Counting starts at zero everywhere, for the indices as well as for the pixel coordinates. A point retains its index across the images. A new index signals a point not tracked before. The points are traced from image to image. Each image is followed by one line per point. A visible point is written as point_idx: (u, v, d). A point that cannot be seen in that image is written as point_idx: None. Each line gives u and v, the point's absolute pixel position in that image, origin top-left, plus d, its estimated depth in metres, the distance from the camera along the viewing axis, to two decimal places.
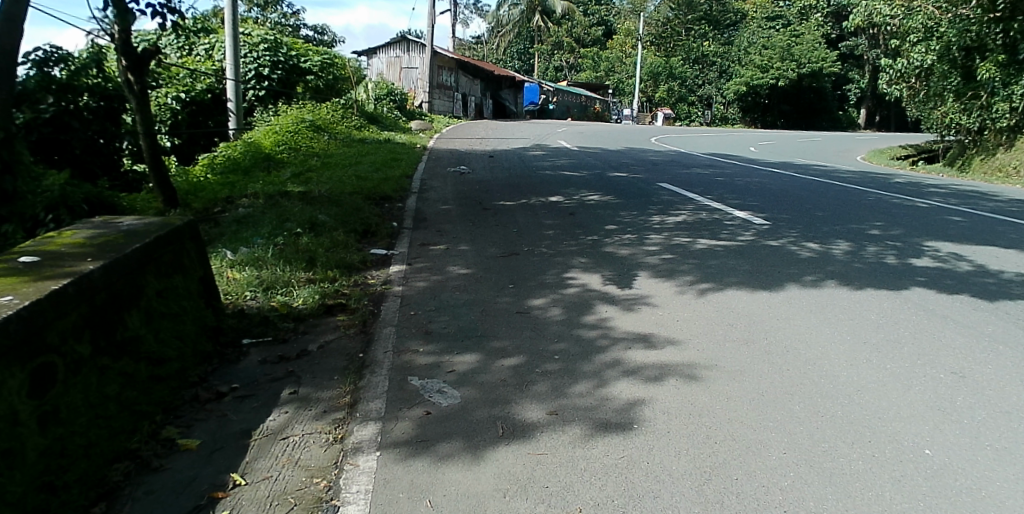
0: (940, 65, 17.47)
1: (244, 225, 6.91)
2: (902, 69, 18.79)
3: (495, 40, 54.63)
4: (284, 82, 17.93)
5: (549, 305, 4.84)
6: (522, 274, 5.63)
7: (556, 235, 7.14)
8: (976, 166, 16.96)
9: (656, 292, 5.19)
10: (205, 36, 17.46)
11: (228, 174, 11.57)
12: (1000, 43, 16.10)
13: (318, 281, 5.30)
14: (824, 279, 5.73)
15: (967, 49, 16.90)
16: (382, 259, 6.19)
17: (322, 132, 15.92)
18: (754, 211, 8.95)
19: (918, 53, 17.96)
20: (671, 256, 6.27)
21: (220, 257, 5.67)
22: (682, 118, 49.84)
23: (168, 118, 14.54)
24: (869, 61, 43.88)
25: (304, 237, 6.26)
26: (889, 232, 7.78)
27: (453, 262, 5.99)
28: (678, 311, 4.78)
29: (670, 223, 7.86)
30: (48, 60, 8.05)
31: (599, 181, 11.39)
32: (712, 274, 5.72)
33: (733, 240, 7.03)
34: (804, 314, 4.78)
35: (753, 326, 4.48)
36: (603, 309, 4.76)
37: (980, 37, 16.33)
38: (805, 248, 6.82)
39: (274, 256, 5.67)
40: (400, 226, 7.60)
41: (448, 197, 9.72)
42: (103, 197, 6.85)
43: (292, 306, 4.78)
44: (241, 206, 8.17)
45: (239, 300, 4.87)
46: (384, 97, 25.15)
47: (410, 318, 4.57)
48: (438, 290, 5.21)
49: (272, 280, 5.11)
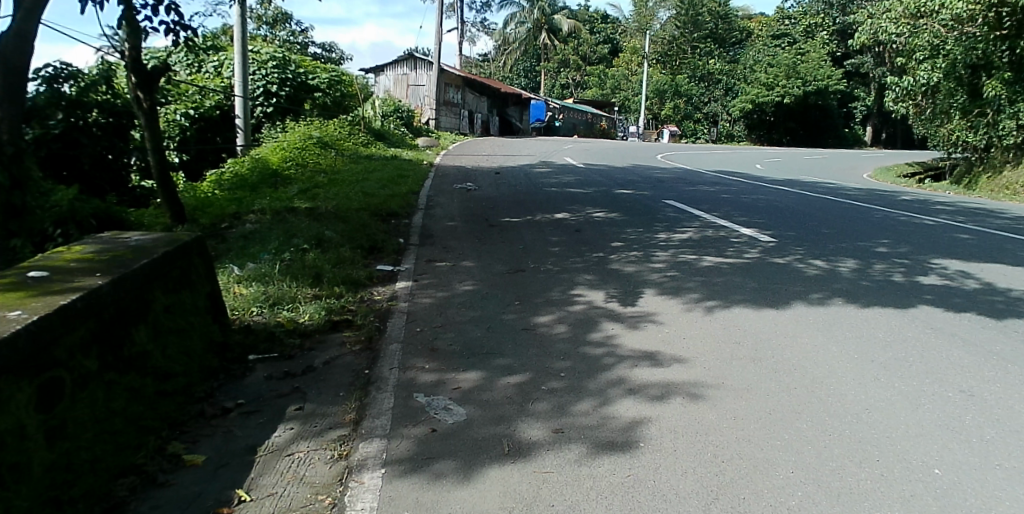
0: (946, 82, 17.56)
1: (251, 241, 6.97)
2: (907, 87, 18.71)
3: (501, 59, 55.06)
4: (291, 99, 18.09)
5: (555, 322, 4.83)
6: (529, 290, 5.63)
7: (562, 252, 7.14)
8: (982, 184, 17.05)
9: (662, 310, 5.18)
10: (214, 54, 17.76)
11: (235, 190, 11.68)
12: (1006, 60, 16.26)
13: (324, 297, 5.31)
14: (830, 296, 5.71)
15: (972, 67, 17.07)
16: (388, 276, 6.20)
17: (329, 148, 16.05)
18: (760, 228, 8.95)
19: (925, 71, 17.94)
20: (675, 274, 6.27)
21: (227, 273, 5.72)
22: (688, 135, 50.03)
23: (178, 134, 14.75)
24: (874, 78, 44.29)
25: (311, 254, 6.30)
26: (896, 250, 7.78)
27: (459, 279, 6.00)
28: (684, 329, 4.77)
29: (675, 240, 7.86)
30: (58, 77, 8.37)
31: (605, 198, 11.40)
32: (718, 292, 5.70)
33: (739, 258, 7.03)
34: (810, 332, 4.78)
35: (761, 343, 4.49)
36: (609, 326, 4.76)
37: (985, 54, 16.52)
38: (811, 266, 6.83)
39: (280, 272, 5.71)
40: (406, 242, 7.64)
41: (454, 213, 9.76)
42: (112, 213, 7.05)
43: (298, 322, 4.79)
44: (248, 222, 8.21)
45: (245, 315, 4.89)
46: (391, 114, 25.33)
47: (416, 335, 4.57)
48: (444, 306, 5.21)
49: (279, 296, 5.14)
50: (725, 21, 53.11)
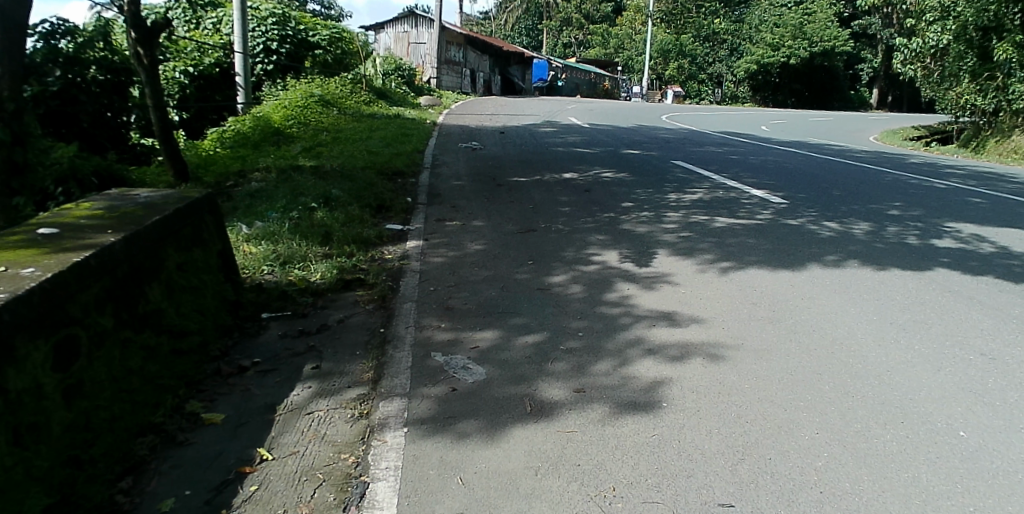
0: (956, 44, 17.40)
1: (257, 200, 6.95)
2: (917, 49, 18.81)
3: (503, 17, 54.21)
4: (292, 56, 17.83)
5: (569, 282, 4.77)
6: (541, 250, 5.55)
7: (572, 212, 7.05)
8: (989, 148, 16.94)
9: (677, 271, 5.12)
10: (213, 10, 17.46)
11: (238, 148, 11.61)
12: (1018, 24, 16.03)
13: (335, 256, 5.25)
14: (846, 258, 5.65)
15: (984, 30, 16.82)
16: (398, 235, 6.11)
17: (331, 106, 15.84)
18: (770, 189, 8.85)
19: (935, 33, 17.97)
20: (688, 234, 6.19)
21: (236, 231, 5.66)
22: (691, 97, 49.41)
23: (177, 92, 14.61)
24: (881, 40, 43.63)
25: (319, 213, 6.25)
26: (909, 213, 7.71)
27: (470, 238, 5.92)
28: (700, 289, 4.72)
29: (686, 201, 7.77)
30: (56, 33, 8.13)
31: (613, 159, 11.27)
32: (733, 253, 5.63)
33: (751, 219, 6.96)
34: (827, 294, 4.73)
35: (779, 304, 4.44)
36: (624, 287, 4.70)
37: (997, 17, 16.27)
38: (824, 227, 6.75)
39: (289, 231, 5.66)
40: (414, 201, 7.56)
41: (461, 172, 9.66)
42: (112, 170, 6.93)
43: (309, 281, 4.74)
44: (253, 180, 8.10)
45: (257, 273, 4.85)
46: (392, 72, 24.95)
47: (430, 294, 4.51)
48: (457, 265, 5.15)
49: (289, 255, 5.08)
50: None
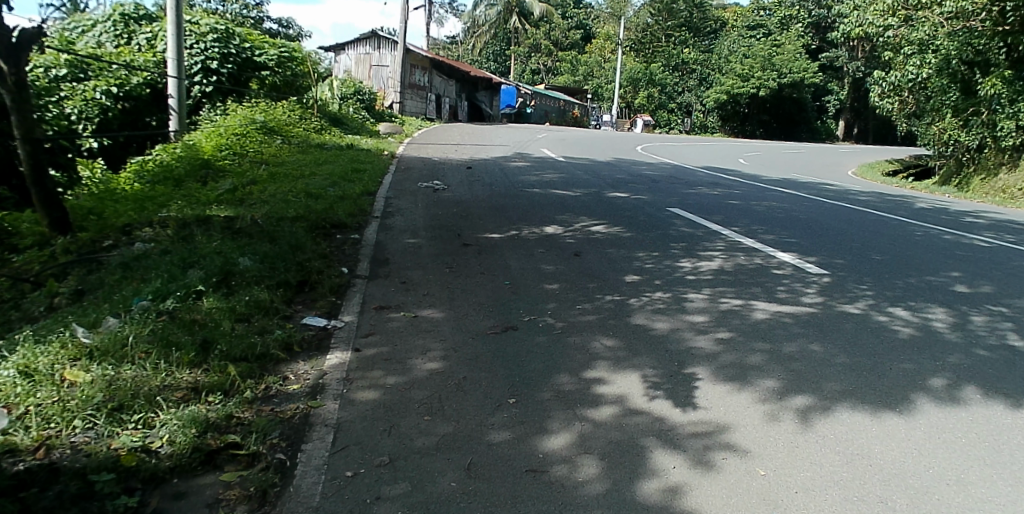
0: (938, 79, 16.24)
1: (135, 270, 5.09)
2: (895, 82, 17.69)
3: (471, 42, 52.71)
4: (234, 78, 15.87)
5: (576, 451, 2.97)
6: (526, 372, 3.75)
7: (564, 293, 5.26)
8: (976, 186, 15.67)
9: (735, 416, 3.36)
10: (147, 26, 15.41)
11: (155, 185, 9.62)
12: (1005, 58, 15.05)
13: (205, 391, 3.34)
14: (958, 382, 3.97)
15: (969, 63, 15.73)
16: (319, 337, 4.23)
17: (275, 134, 13.91)
18: (797, 251, 7.21)
19: (914, 66, 16.80)
20: (728, 336, 4.45)
21: (66, 337, 3.73)
22: (661, 125, 48.23)
23: (96, 115, 12.34)
24: (848, 73, 43.18)
25: (207, 302, 4.34)
26: (979, 290, 6.14)
27: (422, 347, 4.08)
28: (786, 464, 2.97)
29: (705, 272, 6.06)
30: None
31: (599, 205, 9.59)
32: (803, 375, 3.89)
33: (799, 303, 5.29)
34: (980, 471, 3.02)
35: (922, 504, 2.75)
36: (665, 460, 2.92)
37: (983, 50, 15.22)
38: (895, 318, 5.10)
39: (147, 336, 3.74)
40: (351, 272, 5.69)
41: (417, 224, 7.87)
42: None
43: (147, 452, 2.84)
44: (141, 239, 6.17)
45: (62, 434, 2.95)
46: (351, 96, 23.11)
47: (347, 488, 2.66)
48: (398, 410, 3.30)
49: (127, 394, 3.18)
50: (701, 11, 51.51)
